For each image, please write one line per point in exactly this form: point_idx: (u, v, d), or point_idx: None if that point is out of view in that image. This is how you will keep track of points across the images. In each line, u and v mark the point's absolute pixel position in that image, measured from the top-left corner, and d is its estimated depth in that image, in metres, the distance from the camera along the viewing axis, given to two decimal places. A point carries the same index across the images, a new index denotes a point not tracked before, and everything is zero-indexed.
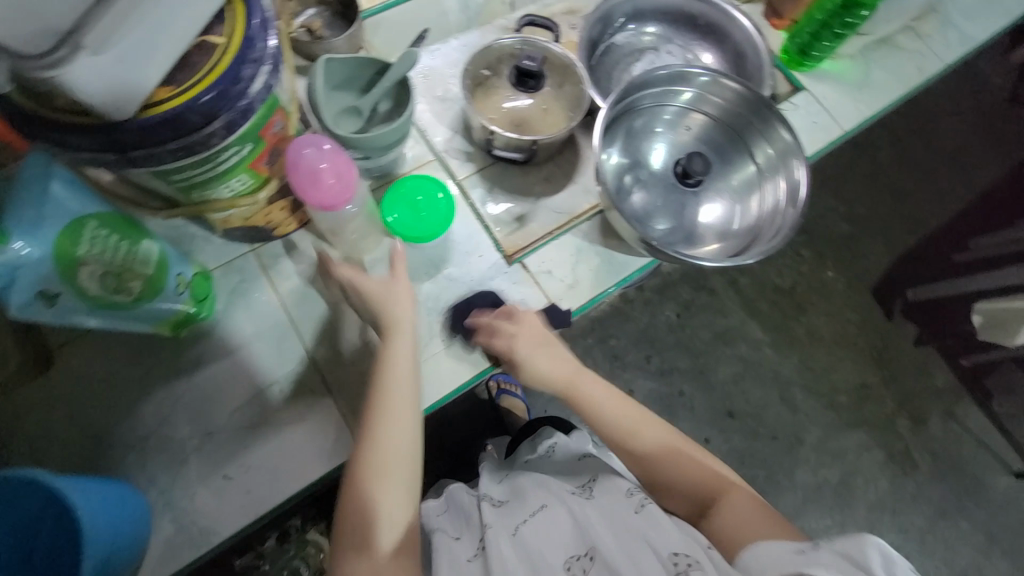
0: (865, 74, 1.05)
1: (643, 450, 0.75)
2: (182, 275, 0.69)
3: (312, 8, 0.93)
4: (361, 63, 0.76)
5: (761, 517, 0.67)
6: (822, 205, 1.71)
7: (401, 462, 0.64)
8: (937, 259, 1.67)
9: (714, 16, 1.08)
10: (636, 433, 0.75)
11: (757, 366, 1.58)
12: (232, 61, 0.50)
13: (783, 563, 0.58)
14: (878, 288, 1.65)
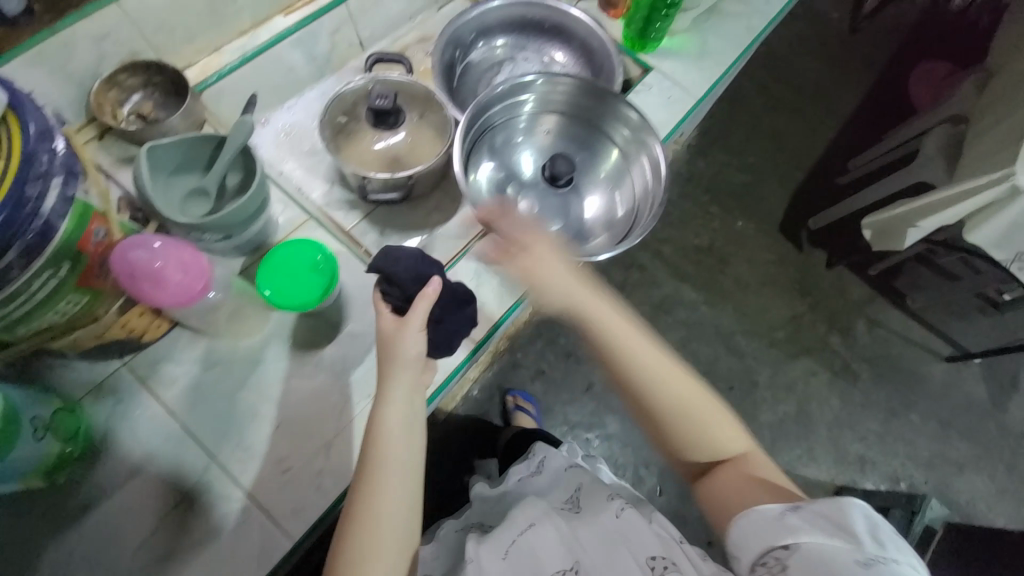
0: (703, 44, 1.13)
1: (659, 392, 0.66)
2: (40, 418, 0.62)
3: (138, 92, 0.87)
4: (194, 143, 0.71)
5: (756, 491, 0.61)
6: (715, 163, 1.81)
7: (398, 473, 0.61)
8: (825, 187, 1.80)
9: (555, 17, 1.11)
10: (650, 382, 0.67)
11: (699, 325, 1.64)
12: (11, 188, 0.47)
13: (764, 534, 0.54)
14: (783, 225, 1.77)
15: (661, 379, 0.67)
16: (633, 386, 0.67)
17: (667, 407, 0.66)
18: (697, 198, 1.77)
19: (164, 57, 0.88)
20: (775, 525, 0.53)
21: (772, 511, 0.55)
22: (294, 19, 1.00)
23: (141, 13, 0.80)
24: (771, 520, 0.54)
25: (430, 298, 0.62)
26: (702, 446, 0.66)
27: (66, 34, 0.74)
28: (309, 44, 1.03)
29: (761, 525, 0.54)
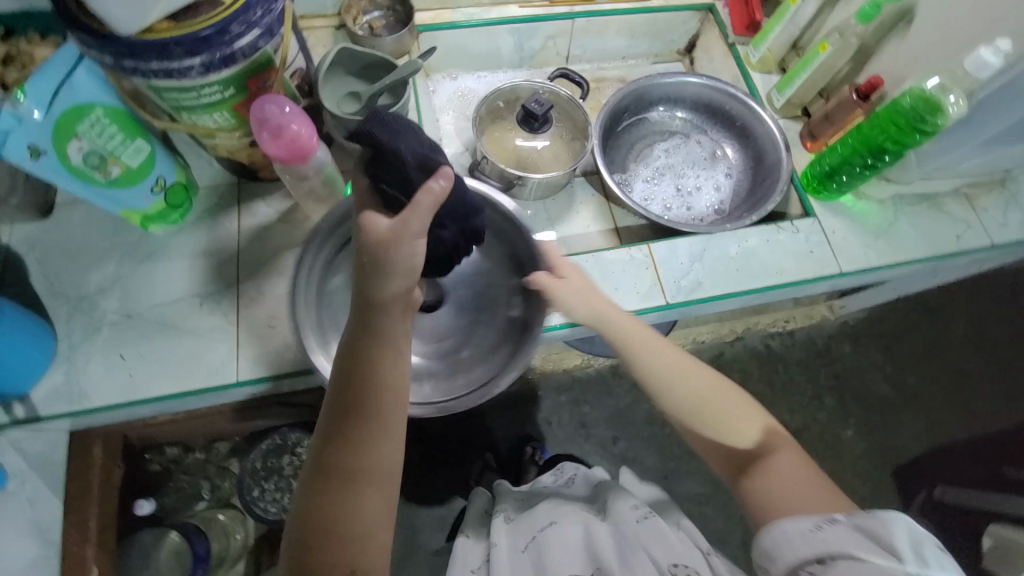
0: (888, 222, 0.99)
1: (713, 407, 0.71)
2: (162, 180, 0.79)
3: (379, 10, 1.08)
4: (377, 58, 0.86)
5: (810, 489, 0.62)
6: (863, 355, 1.51)
7: (392, 423, 0.60)
8: (979, 465, 1.42)
9: (744, 115, 1.11)
10: (694, 392, 0.72)
11: (728, 497, 1.38)
12: (241, 5, 0.61)
13: (816, 544, 0.55)
14: (901, 470, 1.42)
15: (708, 406, 0.71)
16: (690, 416, 0.71)
17: (713, 418, 0.70)
18: (816, 378, 1.50)
19: None
20: (804, 538, 0.56)
21: (798, 525, 0.57)
22: (525, 12, 1.13)
23: None
24: (808, 530, 0.56)
25: (438, 194, 0.54)
26: (733, 453, 0.69)
27: None
28: (523, 37, 1.16)
29: (791, 534, 0.57)
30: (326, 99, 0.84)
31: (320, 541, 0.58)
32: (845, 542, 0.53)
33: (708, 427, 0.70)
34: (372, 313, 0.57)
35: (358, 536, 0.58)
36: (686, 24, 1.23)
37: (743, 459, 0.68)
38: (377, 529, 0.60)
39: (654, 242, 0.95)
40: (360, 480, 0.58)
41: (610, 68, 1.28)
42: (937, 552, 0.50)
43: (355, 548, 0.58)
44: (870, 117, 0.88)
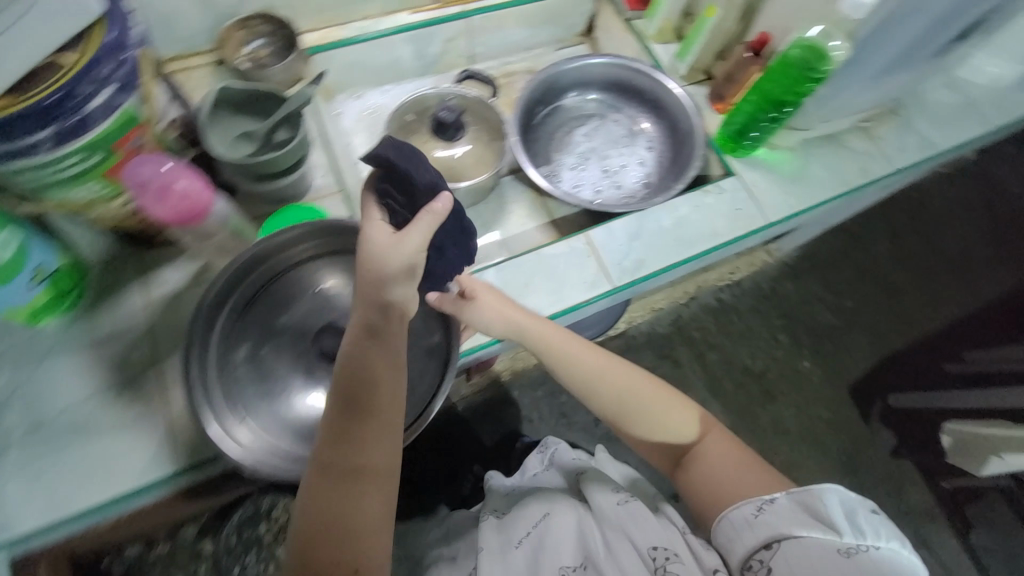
0: (802, 168, 1.04)
1: (647, 400, 0.76)
2: (42, 268, 0.69)
3: (260, 38, 0.98)
4: (262, 91, 0.79)
5: (741, 472, 0.70)
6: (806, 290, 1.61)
7: (388, 416, 0.58)
8: (923, 367, 1.54)
9: (653, 88, 1.13)
10: (626, 398, 0.76)
11: None
12: (87, 61, 0.54)
13: (774, 529, 0.62)
14: (857, 387, 1.52)
15: (641, 407, 0.76)
16: (626, 422, 0.77)
17: (649, 415, 0.76)
18: (768, 320, 1.57)
19: (294, 18, 1.00)
20: (749, 523, 0.64)
21: (742, 509, 0.65)
22: (417, 18, 1.08)
23: None
24: (752, 514, 0.64)
25: (439, 214, 0.58)
26: (668, 449, 0.77)
27: None
28: (422, 43, 1.12)
29: (737, 521, 0.65)
30: (217, 144, 0.77)
31: (309, 540, 0.53)
32: (781, 521, 0.62)
33: (643, 429, 0.77)
34: (369, 290, 0.59)
35: (348, 534, 0.54)
36: (581, 6, 1.23)
37: (680, 453, 0.76)
38: (366, 530, 0.55)
39: (591, 229, 0.95)
40: (354, 470, 0.56)
41: (517, 60, 1.27)
42: (868, 516, 0.60)
43: (344, 548, 0.53)
44: (767, 72, 0.90)
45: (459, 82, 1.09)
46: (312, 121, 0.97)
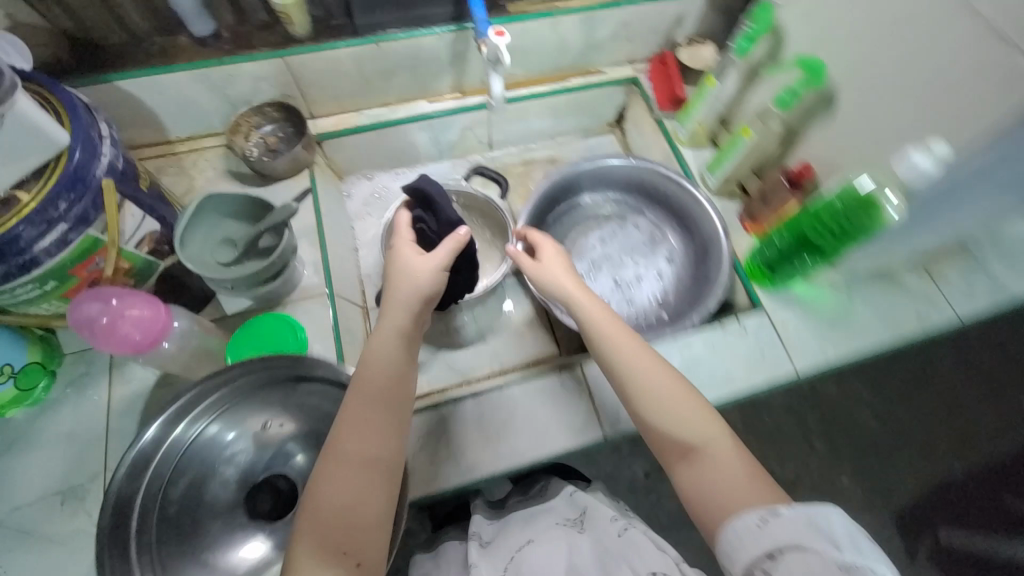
0: (843, 307, 0.91)
1: (649, 374, 0.65)
2: (8, 365, 0.70)
3: (272, 122, 0.96)
4: (249, 199, 0.76)
5: (753, 487, 0.57)
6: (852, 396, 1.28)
7: (397, 383, 0.64)
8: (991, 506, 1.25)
9: (681, 198, 1.03)
10: (636, 364, 0.66)
11: None
12: (39, 202, 0.52)
13: (748, 552, 0.51)
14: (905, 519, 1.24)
15: (646, 385, 0.65)
16: (633, 386, 0.65)
17: (655, 397, 0.64)
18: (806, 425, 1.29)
19: (308, 104, 0.99)
20: (755, 535, 0.52)
21: (746, 517, 0.53)
22: (434, 107, 1.05)
23: (298, 70, 0.91)
24: (755, 527, 0.52)
25: (460, 241, 0.72)
26: (674, 440, 0.62)
27: (232, 67, 0.86)
28: (438, 131, 1.09)
29: (739, 531, 0.53)
30: (195, 253, 0.74)
31: (317, 530, 0.56)
32: (794, 533, 0.50)
33: (647, 410, 0.64)
34: (403, 295, 0.69)
35: (356, 530, 0.57)
36: (611, 98, 1.17)
37: (681, 444, 0.62)
38: (369, 531, 0.58)
39: (587, 359, 0.86)
40: (366, 466, 0.59)
41: (539, 147, 1.22)
42: (870, 543, 0.49)
43: (350, 541, 0.56)
44: (805, 214, 0.79)
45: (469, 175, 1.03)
46: (311, 212, 0.95)
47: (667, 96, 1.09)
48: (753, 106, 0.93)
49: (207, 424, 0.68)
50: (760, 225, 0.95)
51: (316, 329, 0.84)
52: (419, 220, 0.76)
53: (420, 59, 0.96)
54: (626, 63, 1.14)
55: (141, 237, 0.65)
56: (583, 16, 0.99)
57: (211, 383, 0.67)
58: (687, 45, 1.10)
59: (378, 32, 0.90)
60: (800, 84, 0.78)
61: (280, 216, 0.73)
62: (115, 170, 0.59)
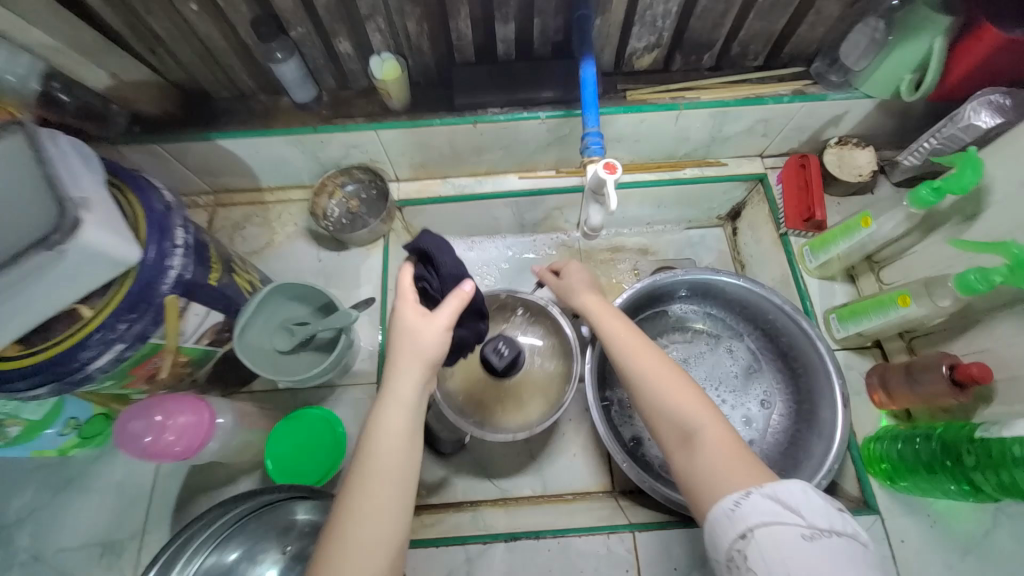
0: (984, 525, 0.70)
1: (655, 378, 0.59)
2: (75, 419, 0.72)
3: (355, 182, 0.94)
4: (314, 289, 0.74)
5: (745, 467, 0.51)
6: None
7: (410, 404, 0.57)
8: None
9: (795, 337, 0.86)
10: (636, 364, 0.61)
11: None
12: (100, 324, 0.51)
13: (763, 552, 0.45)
14: None
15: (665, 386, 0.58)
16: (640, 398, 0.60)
17: (654, 382, 0.59)
18: None
19: (394, 169, 0.94)
20: (728, 519, 0.48)
21: (723, 502, 0.49)
22: (525, 184, 0.96)
23: (389, 141, 0.86)
24: (738, 503, 0.48)
25: (465, 299, 0.59)
26: (670, 421, 0.56)
27: (325, 135, 0.84)
28: (523, 208, 1.00)
29: (716, 519, 0.49)
30: (253, 340, 0.72)
31: (349, 518, 0.51)
32: (765, 515, 0.46)
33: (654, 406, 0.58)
34: (407, 355, 0.58)
35: (384, 509, 0.52)
36: (728, 193, 1.01)
37: (678, 429, 0.56)
38: (394, 508, 0.52)
39: (643, 524, 0.74)
40: (383, 445, 0.54)
41: (631, 233, 1.09)
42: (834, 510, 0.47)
43: (377, 528, 0.51)
44: (971, 441, 0.60)
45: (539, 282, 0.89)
46: (377, 287, 0.91)
47: (801, 212, 0.90)
48: (918, 263, 0.74)
49: (204, 557, 0.62)
50: (891, 400, 0.77)
51: (357, 424, 0.81)
52: (421, 279, 0.61)
53: (517, 140, 0.88)
54: (754, 157, 0.97)
55: (202, 333, 0.65)
56: (713, 111, 0.84)
57: (207, 518, 0.61)
58: (838, 145, 0.91)
59: (477, 113, 0.82)
60: (999, 273, 0.58)
61: (342, 321, 0.70)
62: (179, 282, 0.57)
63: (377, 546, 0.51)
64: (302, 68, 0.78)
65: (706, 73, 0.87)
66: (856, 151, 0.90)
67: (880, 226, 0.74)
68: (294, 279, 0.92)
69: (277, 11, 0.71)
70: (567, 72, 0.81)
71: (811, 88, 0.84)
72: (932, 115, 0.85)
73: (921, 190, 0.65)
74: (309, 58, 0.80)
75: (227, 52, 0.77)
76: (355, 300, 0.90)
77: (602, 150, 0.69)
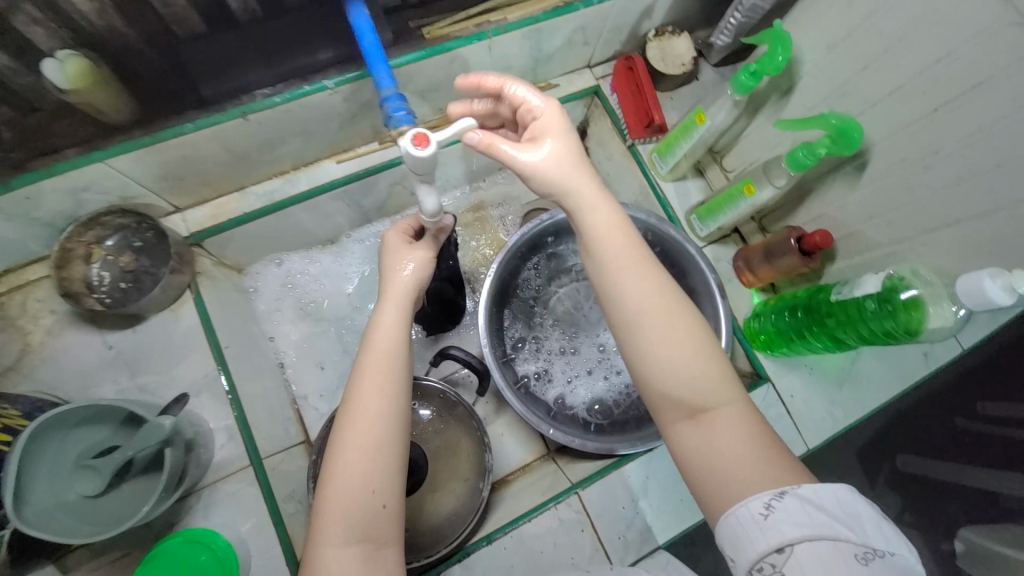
0: (848, 360, 0.79)
1: (656, 331, 0.48)
2: None
3: (114, 233, 0.71)
4: (104, 405, 0.57)
5: (770, 454, 0.44)
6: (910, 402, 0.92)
7: (389, 343, 0.53)
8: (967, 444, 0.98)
9: (667, 245, 0.85)
10: (625, 297, 0.49)
11: None
12: None
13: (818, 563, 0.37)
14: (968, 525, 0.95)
15: (667, 352, 0.47)
16: (643, 348, 0.48)
17: (654, 329, 0.48)
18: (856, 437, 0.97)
19: (167, 199, 0.71)
20: (757, 529, 0.40)
21: (748, 505, 0.41)
22: (346, 169, 0.79)
23: (134, 169, 0.63)
24: (758, 517, 0.40)
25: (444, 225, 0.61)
26: (678, 392, 0.47)
27: (27, 189, 0.59)
28: (357, 195, 0.84)
29: (742, 522, 0.41)
30: (41, 499, 0.54)
31: (358, 377, 0.51)
32: (803, 524, 0.38)
33: (650, 366, 0.48)
34: (392, 295, 0.57)
35: (392, 364, 0.52)
36: (569, 114, 0.94)
37: (695, 399, 0.47)
38: (400, 364, 0.53)
39: (585, 481, 0.73)
40: (376, 347, 0.53)
41: (488, 184, 1.01)
42: (876, 522, 0.39)
43: (386, 389, 0.51)
44: (830, 303, 0.66)
45: (434, 359, 0.79)
46: (207, 352, 0.72)
47: (640, 119, 0.86)
48: (753, 145, 0.76)
49: None
50: (757, 278, 0.80)
51: (248, 519, 0.67)
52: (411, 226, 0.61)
53: (312, 121, 0.69)
54: (583, 69, 0.90)
55: None
56: (525, 30, 0.73)
57: None
58: (656, 37, 0.85)
59: (241, 101, 0.62)
60: (824, 145, 0.59)
61: (155, 434, 0.55)
62: None
63: (389, 398, 0.50)
64: None
65: None
66: (673, 39, 0.85)
67: (713, 119, 0.73)
68: (86, 382, 0.69)
69: None
70: (339, 19, 0.64)
71: None
72: None
73: (741, 76, 0.65)
74: None
75: None
76: (184, 377, 0.71)
77: (411, 118, 0.56)
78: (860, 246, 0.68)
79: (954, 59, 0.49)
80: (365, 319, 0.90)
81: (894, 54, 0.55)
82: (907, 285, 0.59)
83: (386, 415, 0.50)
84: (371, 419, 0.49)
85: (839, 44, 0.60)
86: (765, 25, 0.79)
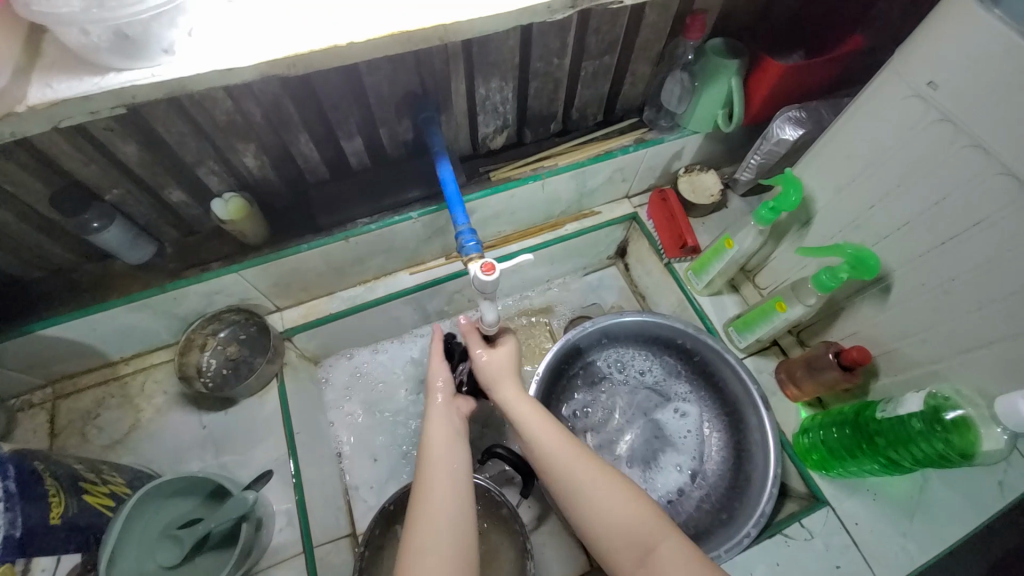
0: (915, 484, 0.75)
1: (593, 485, 0.60)
2: None
3: (226, 326, 0.85)
4: (195, 478, 0.65)
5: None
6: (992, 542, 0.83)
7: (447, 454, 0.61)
8: None
9: (705, 353, 0.89)
10: (566, 474, 0.61)
11: None
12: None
13: None
14: None
15: (606, 511, 0.58)
16: (582, 510, 0.59)
17: (589, 495, 0.59)
18: None
19: (273, 301, 0.86)
20: None
21: None
22: (418, 279, 0.93)
23: (255, 277, 0.79)
24: None
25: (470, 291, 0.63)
26: (619, 537, 0.56)
27: (176, 291, 0.75)
28: (423, 300, 0.96)
29: None
30: (126, 565, 0.59)
31: (423, 488, 0.58)
32: None
33: (597, 528, 0.58)
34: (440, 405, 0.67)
35: (452, 471, 0.60)
36: (610, 236, 1.07)
37: (638, 545, 0.55)
38: (457, 470, 0.60)
39: None
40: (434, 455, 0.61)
41: (536, 293, 1.13)
42: None
43: (456, 487, 0.58)
44: (877, 421, 0.67)
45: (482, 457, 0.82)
46: (281, 436, 0.80)
47: (674, 240, 0.96)
48: (782, 266, 0.83)
49: None
50: (802, 392, 0.81)
51: None
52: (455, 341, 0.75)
53: (396, 242, 0.85)
54: (622, 199, 1.04)
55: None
56: (573, 172, 0.89)
57: None
58: (686, 173, 0.99)
59: (346, 227, 0.79)
60: (844, 270, 0.66)
61: (238, 507, 0.62)
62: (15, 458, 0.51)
63: (451, 501, 0.57)
64: (129, 229, 0.70)
65: (556, 138, 0.92)
66: (701, 175, 0.98)
67: (741, 243, 0.82)
68: (177, 458, 0.79)
69: (80, 179, 0.64)
70: (427, 168, 0.82)
71: (649, 134, 0.92)
72: (750, 135, 0.97)
73: (762, 211, 0.75)
74: (138, 217, 0.72)
75: (31, 233, 0.66)
76: (259, 459, 0.79)
77: (478, 245, 0.68)
78: (900, 363, 0.70)
79: (950, 201, 0.57)
80: (418, 414, 0.97)
81: (897, 195, 0.63)
82: (952, 405, 0.60)
83: (451, 519, 0.55)
84: (438, 522, 0.54)
85: (847, 185, 0.69)
86: (783, 165, 0.91)
